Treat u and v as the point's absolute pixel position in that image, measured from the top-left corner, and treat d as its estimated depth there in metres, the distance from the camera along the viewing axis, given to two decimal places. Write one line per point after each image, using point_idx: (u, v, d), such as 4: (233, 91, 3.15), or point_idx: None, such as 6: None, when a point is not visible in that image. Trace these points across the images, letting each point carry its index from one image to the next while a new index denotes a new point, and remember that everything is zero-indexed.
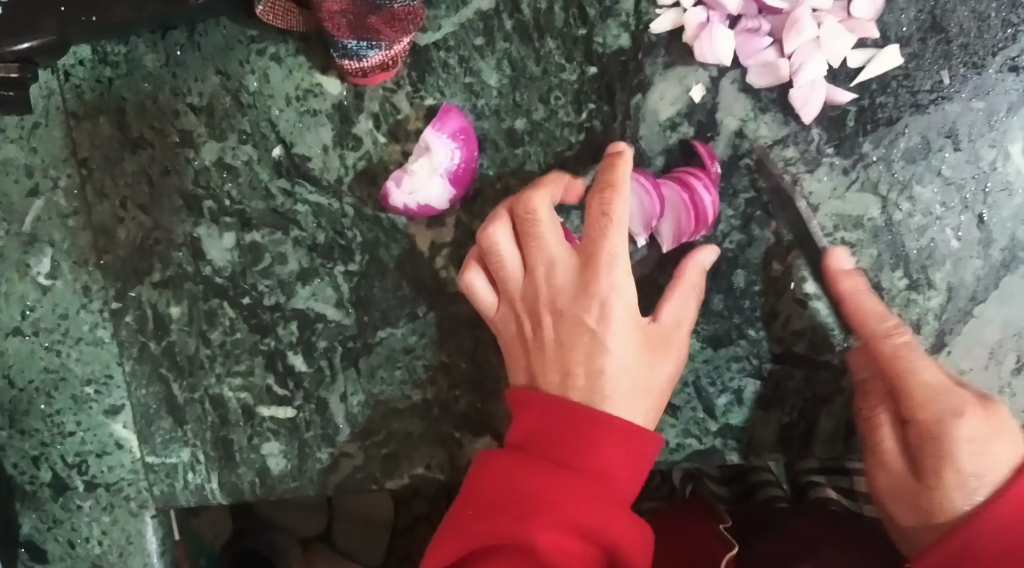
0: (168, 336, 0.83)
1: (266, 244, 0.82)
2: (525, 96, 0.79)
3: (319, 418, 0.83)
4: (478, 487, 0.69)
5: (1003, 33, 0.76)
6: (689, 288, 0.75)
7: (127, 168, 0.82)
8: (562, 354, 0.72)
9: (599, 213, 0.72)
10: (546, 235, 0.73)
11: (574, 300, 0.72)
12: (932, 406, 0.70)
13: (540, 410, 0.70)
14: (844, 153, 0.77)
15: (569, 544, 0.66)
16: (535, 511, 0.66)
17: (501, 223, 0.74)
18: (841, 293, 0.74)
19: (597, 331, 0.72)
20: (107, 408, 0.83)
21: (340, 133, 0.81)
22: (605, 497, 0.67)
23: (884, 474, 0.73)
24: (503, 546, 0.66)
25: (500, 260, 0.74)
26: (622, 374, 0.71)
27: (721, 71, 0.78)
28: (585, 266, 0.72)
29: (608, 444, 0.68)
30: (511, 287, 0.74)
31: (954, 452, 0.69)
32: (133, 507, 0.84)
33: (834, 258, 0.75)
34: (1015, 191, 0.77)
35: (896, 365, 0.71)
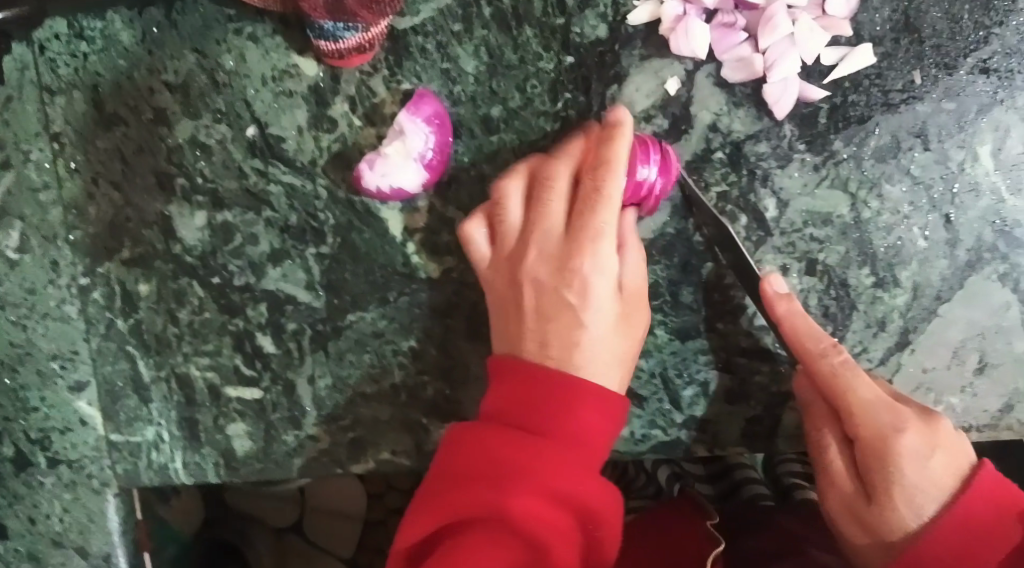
0: (136, 313, 0.83)
1: (238, 224, 0.82)
2: (501, 83, 0.79)
3: (286, 400, 0.83)
4: (457, 462, 0.71)
5: (975, 35, 0.77)
6: (634, 248, 0.77)
7: (100, 145, 0.82)
8: (543, 325, 0.75)
9: (590, 188, 0.74)
10: (551, 206, 0.75)
11: (556, 272, 0.76)
12: (873, 420, 0.73)
13: (517, 381, 0.73)
14: (815, 150, 0.78)
15: (548, 513, 0.70)
16: (512, 481, 0.69)
17: (513, 181, 0.76)
18: (778, 316, 0.75)
19: (577, 306, 0.75)
20: (72, 384, 0.83)
21: (315, 115, 0.81)
22: (577, 462, 0.71)
23: (833, 493, 0.75)
24: (482, 518, 0.69)
25: (503, 216, 0.76)
26: (599, 346, 0.75)
27: (697, 65, 0.78)
28: (572, 239, 0.75)
29: (581, 410, 0.72)
30: (505, 246, 0.77)
31: (901, 468, 0.72)
32: (96, 485, 0.84)
33: (771, 282, 0.75)
34: (982, 193, 0.78)
35: (840, 381, 0.73)
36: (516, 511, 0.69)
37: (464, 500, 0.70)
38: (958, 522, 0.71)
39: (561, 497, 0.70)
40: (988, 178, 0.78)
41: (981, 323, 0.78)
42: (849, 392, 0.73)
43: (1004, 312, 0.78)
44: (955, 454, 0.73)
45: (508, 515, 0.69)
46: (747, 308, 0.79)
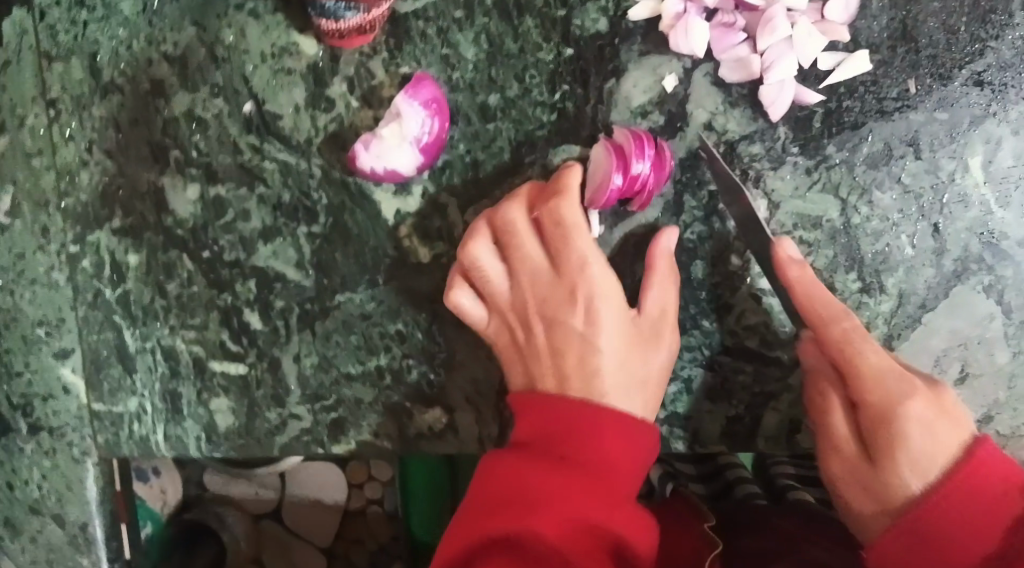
0: (124, 284, 0.83)
1: (231, 200, 0.82)
2: (500, 72, 0.80)
3: (270, 377, 0.83)
4: (481, 490, 0.71)
5: (970, 47, 0.77)
6: (664, 273, 0.77)
7: (96, 113, 0.82)
8: (557, 360, 0.75)
9: (552, 223, 0.76)
10: (525, 246, 0.76)
11: (560, 304, 0.76)
12: (882, 387, 0.72)
13: (537, 410, 0.73)
14: (808, 153, 0.78)
15: (574, 536, 0.68)
16: (540, 507, 0.68)
17: (481, 238, 0.77)
18: (789, 280, 0.74)
19: (587, 332, 0.75)
20: (57, 351, 0.83)
21: (312, 94, 0.81)
22: (610, 490, 0.70)
23: (837, 457, 0.73)
24: (516, 544, 0.67)
25: (484, 275, 0.77)
26: (615, 368, 0.74)
27: (695, 63, 0.79)
28: (563, 272, 0.76)
29: (610, 438, 0.71)
30: (499, 298, 0.77)
31: (907, 431, 0.70)
32: (76, 454, 0.84)
33: (783, 246, 0.75)
34: (971, 204, 0.78)
35: (849, 349, 0.72)
36: (543, 536, 0.67)
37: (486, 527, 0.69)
38: (963, 486, 0.68)
39: (588, 522, 0.68)
40: (978, 189, 0.78)
41: (964, 333, 0.79)
42: (859, 359, 0.72)
43: (987, 323, 0.79)
44: (959, 422, 0.71)
45: (535, 540, 0.67)
46: (734, 308, 0.79)
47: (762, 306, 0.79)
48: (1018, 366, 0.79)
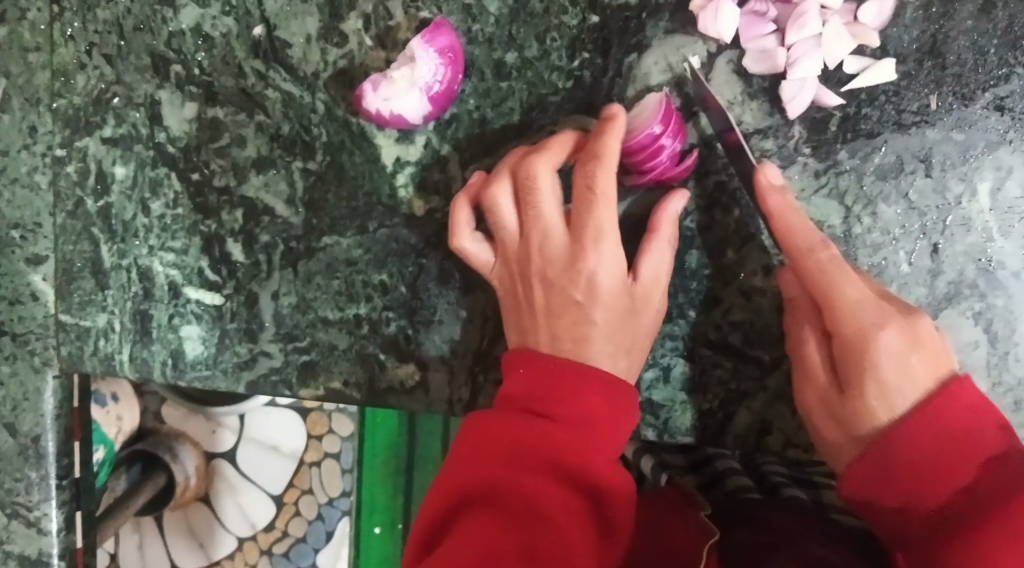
0: (107, 196, 0.82)
1: (228, 123, 0.81)
2: (521, 31, 0.78)
3: (245, 311, 0.81)
4: (464, 449, 0.71)
5: (996, 71, 0.76)
6: (665, 238, 0.75)
7: (101, 16, 0.81)
8: (552, 321, 0.75)
9: (584, 187, 0.74)
10: (542, 203, 0.75)
11: (564, 269, 0.75)
12: (855, 320, 0.73)
13: (527, 371, 0.73)
14: (819, 156, 0.77)
15: (552, 490, 0.69)
16: (523, 461, 0.69)
17: (503, 185, 0.76)
18: (770, 210, 0.74)
19: (584, 303, 0.75)
20: (30, 257, 0.82)
21: (326, 26, 0.79)
22: (587, 444, 0.70)
23: (809, 386, 0.74)
24: (496, 496, 0.69)
25: (499, 221, 0.77)
26: (605, 340, 0.74)
27: (720, 49, 0.77)
28: (573, 238, 0.75)
29: (588, 396, 0.71)
30: (509, 245, 0.77)
31: (877, 362, 0.72)
32: (36, 363, 0.82)
33: (765, 173, 0.74)
34: (973, 229, 0.77)
35: (826, 280, 0.73)
36: (525, 487, 0.68)
37: (468, 481, 0.70)
38: (934, 421, 0.70)
39: (568, 477, 0.69)
40: (982, 216, 0.77)
41: None
42: (835, 290, 0.73)
43: (970, 350, 0.77)
44: (935, 357, 0.72)
45: (516, 493, 0.68)
46: (723, 302, 0.78)
47: (750, 304, 0.78)
48: (995, 398, 0.77)
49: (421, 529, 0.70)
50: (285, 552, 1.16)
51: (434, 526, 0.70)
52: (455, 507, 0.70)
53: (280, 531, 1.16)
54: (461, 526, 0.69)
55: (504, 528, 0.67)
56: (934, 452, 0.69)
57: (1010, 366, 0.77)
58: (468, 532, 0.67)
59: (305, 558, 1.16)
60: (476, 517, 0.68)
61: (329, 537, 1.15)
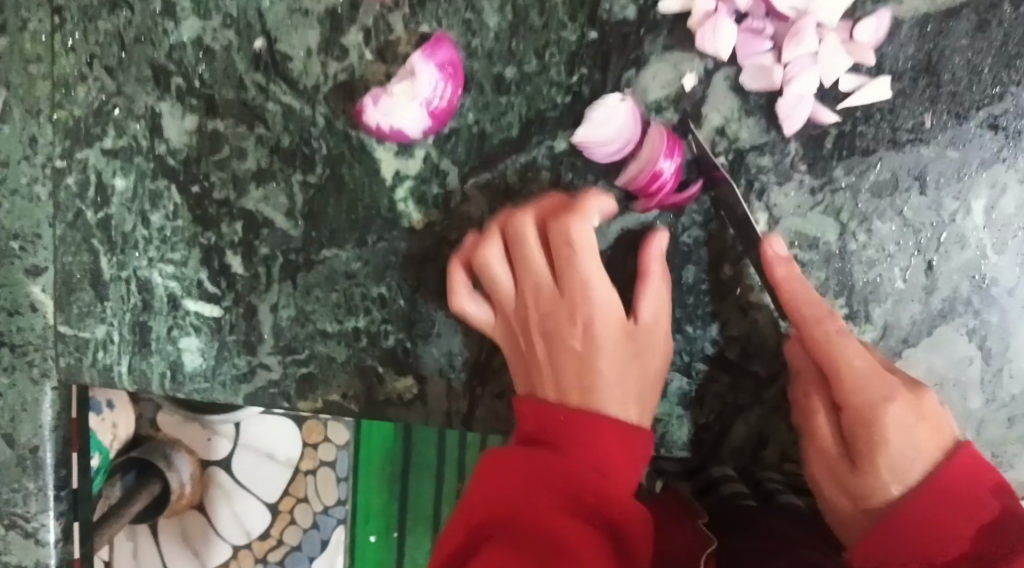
0: (107, 208, 0.82)
1: (228, 136, 0.81)
2: (520, 46, 0.79)
3: (244, 323, 0.82)
4: (481, 486, 0.73)
5: (991, 89, 0.77)
6: (658, 276, 0.76)
7: (101, 27, 0.81)
8: (557, 372, 0.77)
9: (562, 241, 0.77)
10: (532, 259, 0.78)
11: (563, 321, 0.78)
12: (863, 393, 0.74)
13: (538, 416, 0.75)
14: (816, 173, 0.78)
15: (569, 520, 0.70)
16: (544, 495, 0.71)
17: (492, 246, 0.78)
18: (775, 280, 0.74)
19: (586, 351, 0.78)
20: (29, 268, 0.82)
21: (326, 40, 0.80)
22: (606, 480, 0.72)
23: (820, 458, 0.76)
24: (516, 529, 0.70)
25: (494, 282, 0.79)
26: (612, 384, 0.76)
27: (717, 65, 0.78)
28: (566, 290, 0.78)
29: (606, 435, 0.74)
30: (507, 304, 0.79)
31: (886, 435, 0.73)
32: (35, 375, 0.82)
33: (771, 244, 0.74)
34: (968, 246, 0.77)
35: (832, 354, 0.73)
36: (544, 518, 0.70)
37: (485, 514, 0.72)
38: (937, 490, 0.71)
39: (585, 509, 0.71)
40: (976, 233, 0.77)
41: (940, 371, 0.78)
42: (843, 361, 0.74)
43: (965, 365, 0.78)
44: (940, 427, 0.73)
45: (533, 522, 0.70)
46: (720, 318, 0.79)
47: (746, 319, 0.78)
48: (989, 413, 0.78)
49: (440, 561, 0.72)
50: (280, 561, 1.17)
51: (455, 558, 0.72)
52: (474, 539, 0.72)
53: (276, 538, 1.16)
54: (479, 555, 0.70)
55: (521, 555, 0.69)
56: (939, 516, 0.69)
57: (1004, 382, 0.78)
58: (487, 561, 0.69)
59: (300, 566, 1.16)
60: (495, 546, 0.69)
61: (324, 545, 1.15)
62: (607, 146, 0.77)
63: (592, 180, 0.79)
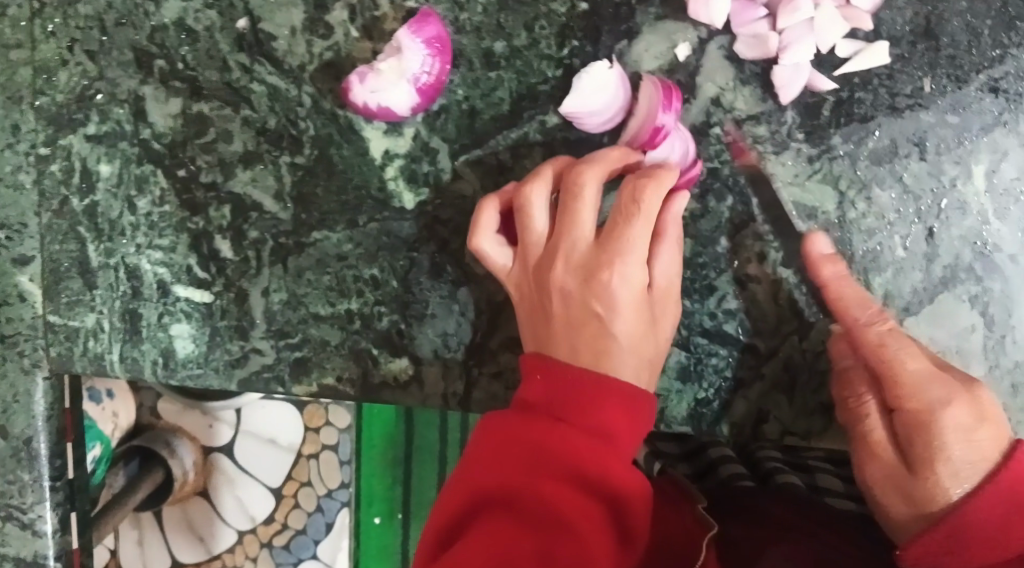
0: (93, 195, 0.81)
1: (214, 118, 0.80)
2: (509, 19, 0.77)
3: (236, 308, 0.81)
4: (480, 450, 0.71)
5: (991, 52, 0.75)
6: (672, 239, 0.74)
7: (81, 11, 0.80)
8: (572, 331, 0.74)
9: (629, 201, 0.73)
10: (580, 211, 0.74)
11: (586, 283, 0.74)
12: (921, 394, 0.73)
13: (545, 376, 0.71)
14: (813, 142, 0.76)
15: (571, 497, 0.68)
16: (542, 466, 0.69)
17: (540, 186, 0.75)
18: (823, 280, 0.74)
19: (606, 318, 0.73)
20: (16, 258, 0.81)
21: (312, 18, 0.78)
22: (605, 453, 0.69)
23: (875, 463, 0.75)
24: (514, 503, 0.69)
25: (528, 224, 0.76)
26: (624, 353, 0.72)
27: (711, 34, 0.76)
28: (601, 249, 0.74)
29: (608, 403, 0.70)
30: (531, 252, 0.76)
31: (946, 440, 0.72)
32: (26, 365, 0.81)
33: (814, 244, 0.75)
34: (969, 212, 0.76)
35: (889, 353, 0.73)
36: (541, 493, 0.68)
37: (483, 481, 0.70)
38: (999, 495, 0.70)
39: (586, 482, 0.69)
40: (978, 198, 0.76)
41: (942, 341, 0.76)
42: (895, 360, 0.73)
43: (967, 335, 0.76)
44: (999, 428, 0.72)
45: (536, 497, 0.68)
46: (718, 290, 0.77)
47: (746, 292, 0.77)
48: (992, 381, 0.76)
49: (435, 526, 0.71)
50: (285, 545, 1.16)
51: (451, 523, 0.70)
52: (471, 506, 0.70)
53: (280, 524, 1.16)
54: (476, 528, 0.69)
55: (522, 533, 0.68)
56: (999, 520, 0.70)
57: (1008, 350, 0.76)
58: (485, 537, 0.68)
59: (305, 550, 1.16)
60: (492, 520, 0.69)
61: (329, 529, 1.15)
62: (601, 115, 0.76)
63: (586, 154, 0.78)
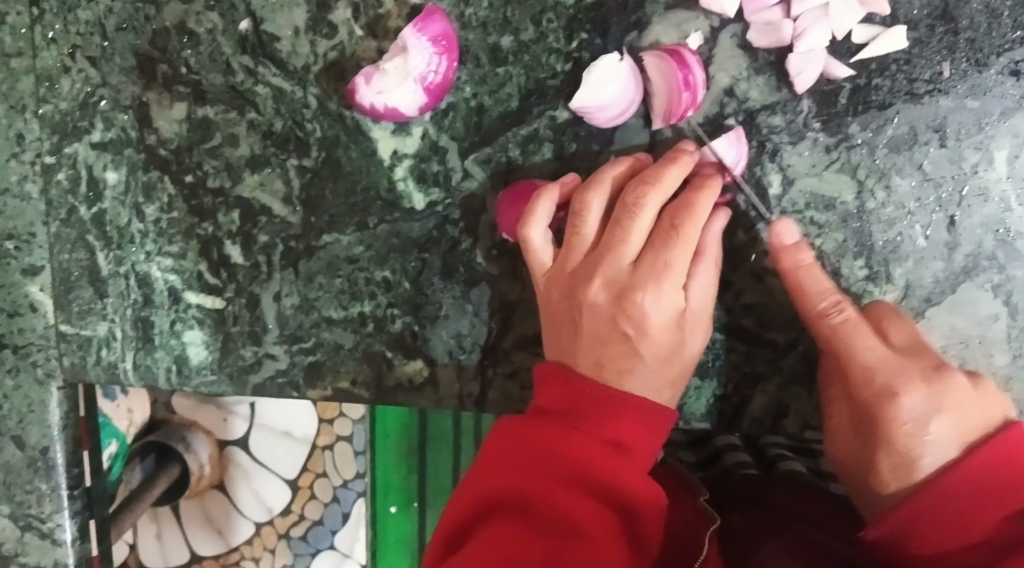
0: (100, 203, 0.80)
1: (219, 123, 0.79)
2: (515, 14, 0.76)
3: (248, 314, 0.80)
4: (494, 452, 0.70)
5: (1011, 34, 0.73)
6: (711, 261, 0.73)
7: (82, 17, 0.79)
8: (597, 346, 0.72)
9: (667, 225, 0.72)
10: (629, 228, 0.72)
11: (615, 300, 0.72)
12: (874, 380, 0.70)
13: (560, 383, 0.71)
14: (830, 131, 0.75)
15: (582, 503, 0.68)
16: (554, 471, 0.68)
17: (597, 196, 0.73)
18: (784, 270, 0.72)
19: (634, 338, 0.71)
20: (26, 268, 0.81)
21: (314, 18, 0.77)
22: (619, 460, 0.68)
23: (839, 445, 0.73)
24: (524, 508, 0.68)
25: (580, 226, 0.74)
26: (648, 377, 0.71)
27: (723, 23, 0.75)
28: (637, 268, 0.72)
29: (624, 414, 0.69)
30: (572, 257, 0.74)
31: (898, 425, 0.69)
32: (40, 375, 0.81)
33: (778, 232, 0.73)
34: (991, 199, 0.74)
35: (845, 338, 0.71)
36: (552, 498, 0.68)
37: (495, 482, 0.69)
38: (962, 476, 0.67)
39: (599, 489, 0.68)
40: (999, 184, 0.74)
41: (963, 332, 0.75)
42: (852, 349, 0.71)
43: (990, 323, 0.75)
44: (961, 416, 0.69)
45: (547, 500, 0.68)
46: (735, 284, 0.76)
47: (762, 286, 0.76)
48: (1017, 370, 0.75)
49: (446, 525, 0.70)
50: (303, 536, 1.16)
51: (460, 523, 0.70)
52: (477, 510, 0.70)
53: (297, 515, 1.15)
54: (486, 528, 0.69)
55: (533, 534, 0.67)
56: (961, 504, 0.67)
57: None
58: (493, 538, 0.67)
59: (322, 540, 1.15)
60: (499, 523, 0.68)
61: (345, 520, 1.13)
62: (611, 109, 0.75)
63: (596, 149, 0.76)
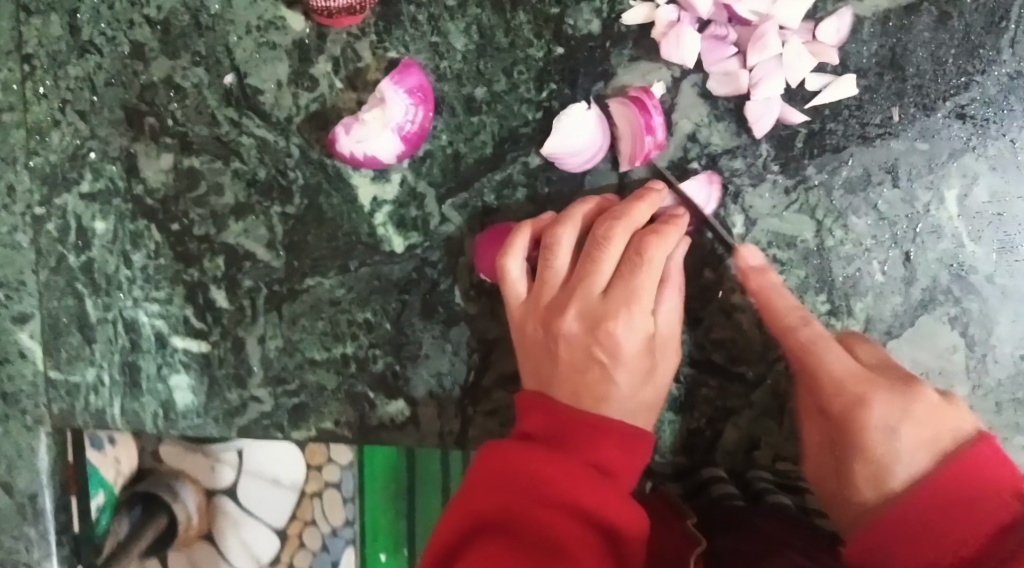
0: (89, 251, 0.83)
1: (205, 172, 0.82)
2: (488, 66, 0.79)
3: (233, 356, 0.83)
4: (480, 477, 0.71)
5: (956, 79, 0.78)
6: (675, 287, 0.76)
7: (72, 73, 0.82)
8: (573, 372, 0.75)
9: (633, 253, 0.75)
10: (600, 259, 0.75)
11: (589, 327, 0.75)
12: (840, 395, 0.72)
13: (544, 412, 0.73)
14: (788, 173, 0.78)
15: (568, 524, 0.68)
16: (540, 493, 0.69)
17: (568, 230, 0.76)
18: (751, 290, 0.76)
19: (608, 364, 0.74)
20: (16, 315, 0.83)
21: (297, 72, 0.80)
22: (603, 484, 0.70)
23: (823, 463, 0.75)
24: (511, 529, 0.69)
25: (551, 260, 0.77)
26: (624, 402, 0.74)
27: (684, 73, 0.78)
28: (607, 295, 0.75)
29: (606, 440, 0.72)
30: (546, 289, 0.77)
31: (867, 438, 0.71)
32: (28, 422, 0.84)
33: (744, 256, 0.76)
34: (944, 236, 0.78)
35: (810, 354, 0.73)
36: (538, 519, 0.69)
37: (483, 504, 0.70)
38: (935, 491, 0.68)
39: (584, 511, 0.69)
40: (951, 222, 0.78)
41: (925, 365, 0.79)
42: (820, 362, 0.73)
43: (949, 355, 0.79)
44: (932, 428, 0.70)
45: (534, 522, 0.69)
46: (704, 321, 0.80)
47: (730, 321, 0.79)
48: (976, 400, 0.79)
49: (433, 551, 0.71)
50: None
51: (448, 547, 0.71)
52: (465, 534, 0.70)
53: None
54: (474, 551, 0.69)
55: (519, 554, 0.68)
56: (936, 519, 0.67)
57: (988, 368, 0.79)
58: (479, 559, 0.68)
59: None
60: (486, 544, 0.69)
61: None
62: (578, 154, 0.78)
63: (569, 192, 0.80)
